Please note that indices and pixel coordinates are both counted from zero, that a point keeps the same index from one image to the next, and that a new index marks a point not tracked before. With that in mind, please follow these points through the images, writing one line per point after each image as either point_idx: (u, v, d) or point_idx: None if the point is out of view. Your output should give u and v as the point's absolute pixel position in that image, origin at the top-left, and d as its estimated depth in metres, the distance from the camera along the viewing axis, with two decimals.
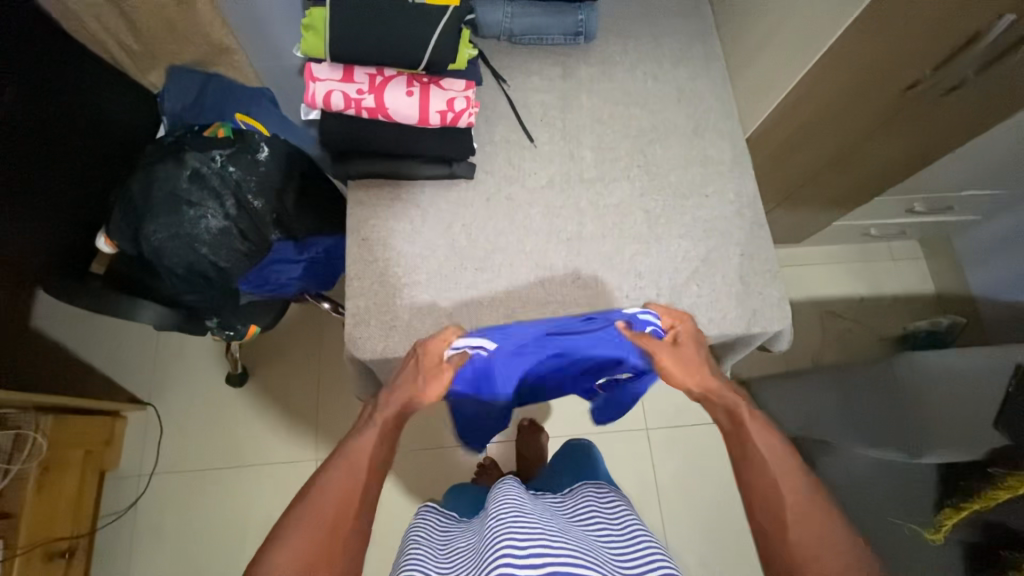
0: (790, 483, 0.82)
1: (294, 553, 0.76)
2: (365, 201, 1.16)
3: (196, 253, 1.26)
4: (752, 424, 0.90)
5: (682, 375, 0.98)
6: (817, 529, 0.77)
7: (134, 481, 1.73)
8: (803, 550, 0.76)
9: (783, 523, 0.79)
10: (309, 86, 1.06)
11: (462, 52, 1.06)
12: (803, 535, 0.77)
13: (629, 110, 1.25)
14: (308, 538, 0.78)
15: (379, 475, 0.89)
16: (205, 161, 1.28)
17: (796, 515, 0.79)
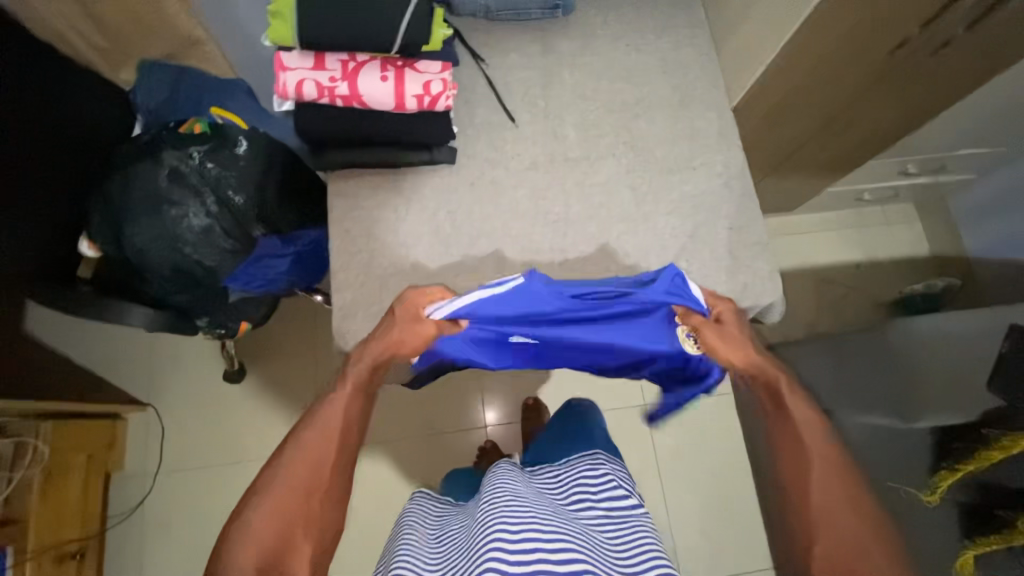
0: (804, 448, 0.90)
1: (270, 516, 0.85)
2: (347, 192, 1.14)
3: (180, 253, 1.25)
4: (791, 401, 0.94)
5: (726, 350, 0.97)
6: (834, 490, 0.85)
7: (140, 481, 1.74)
8: (819, 508, 0.84)
9: (803, 486, 0.87)
10: (280, 75, 1.01)
11: (435, 32, 1.03)
12: (821, 499, 0.85)
13: (612, 84, 1.22)
14: (282, 504, 0.85)
15: (355, 435, 0.94)
16: (183, 159, 1.28)
17: (817, 484, 0.86)
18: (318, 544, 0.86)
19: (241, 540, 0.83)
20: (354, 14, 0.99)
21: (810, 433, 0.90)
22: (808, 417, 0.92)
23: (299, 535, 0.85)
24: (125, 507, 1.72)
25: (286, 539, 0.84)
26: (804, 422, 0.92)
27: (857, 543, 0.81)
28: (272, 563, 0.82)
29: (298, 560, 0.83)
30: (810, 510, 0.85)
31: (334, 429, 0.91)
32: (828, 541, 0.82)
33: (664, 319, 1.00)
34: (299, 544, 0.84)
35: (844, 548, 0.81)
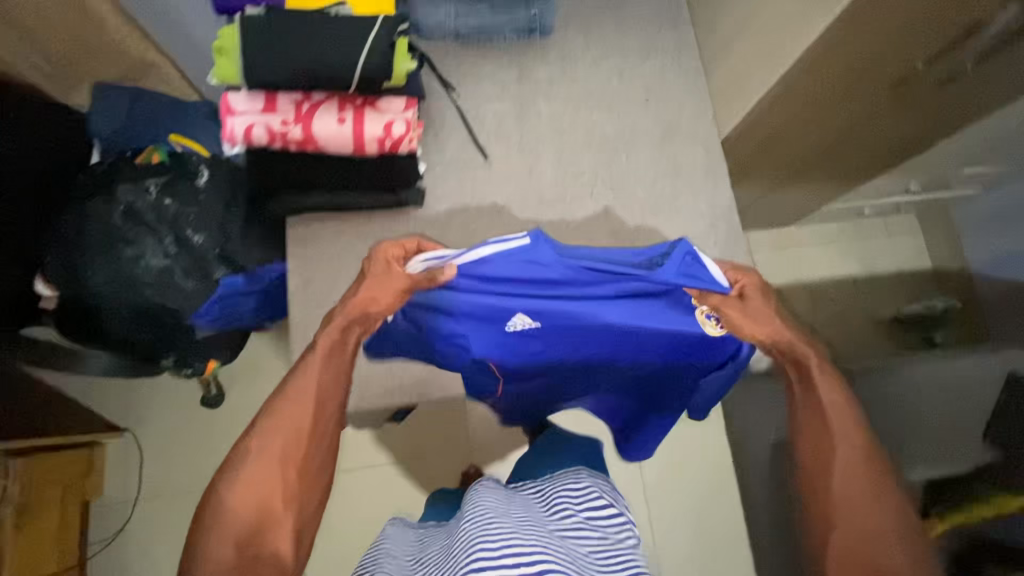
0: (825, 434, 0.87)
1: (248, 490, 0.83)
2: (308, 240, 1.08)
3: (139, 295, 1.19)
4: (820, 375, 0.89)
5: (752, 329, 0.86)
6: (855, 476, 0.83)
7: (120, 507, 1.73)
8: (842, 496, 0.83)
9: (827, 470, 0.85)
10: (227, 120, 0.93)
11: (399, 62, 0.94)
12: (843, 486, 0.83)
13: (591, 114, 1.14)
14: (260, 476, 0.84)
15: (331, 404, 0.91)
16: (139, 194, 1.21)
17: (840, 469, 0.84)
18: (300, 512, 0.86)
19: (220, 514, 0.83)
20: (306, 53, 0.91)
21: (834, 414, 0.86)
22: (831, 401, 0.88)
23: (280, 506, 0.84)
24: (107, 533, 1.70)
25: (266, 511, 0.83)
26: (828, 403, 0.88)
27: (879, 531, 0.79)
28: (252, 534, 0.82)
29: (280, 531, 0.83)
30: (831, 499, 0.84)
31: (309, 400, 0.90)
32: (851, 529, 0.81)
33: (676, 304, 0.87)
34: (280, 515, 0.83)
35: (867, 539, 0.79)
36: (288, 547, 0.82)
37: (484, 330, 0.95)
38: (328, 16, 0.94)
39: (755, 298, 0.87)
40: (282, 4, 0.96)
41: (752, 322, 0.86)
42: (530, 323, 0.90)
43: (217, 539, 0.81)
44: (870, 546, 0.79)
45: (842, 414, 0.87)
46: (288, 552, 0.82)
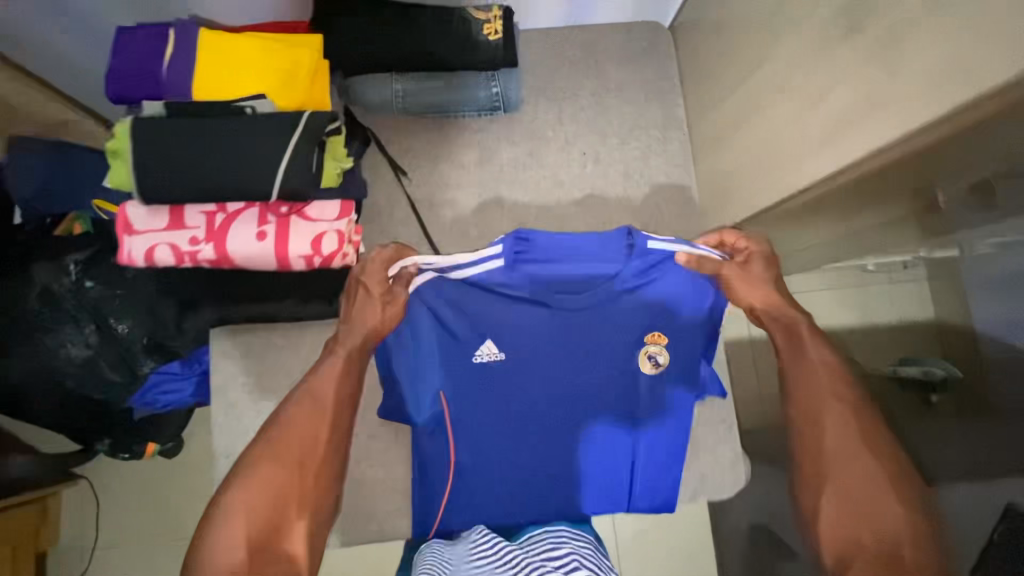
0: (817, 396, 0.68)
1: (261, 492, 0.68)
2: (233, 354, 0.95)
3: (60, 387, 1.08)
4: (813, 349, 0.71)
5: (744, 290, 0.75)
6: (848, 433, 0.64)
7: (80, 554, 1.62)
8: (840, 459, 0.63)
9: (818, 428, 0.66)
10: (124, 241, 0.79)
11: (327, 166, 0.82)
12: (840, 444, 0.64)
13: (562, 205, 1.00)
14: (275, 476, 0.70)
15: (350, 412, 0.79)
16: (56, 275, 1.06)
17: (834, 429, 0.65)
18: (313, 526, 0.71)
19: (223, 517, 0.66)
20: (212, 163, 0.77)
21: (824, 381, 0.68)
22: (822, 364, 0.69)
23: (294, 511, 0.69)
24: None
25: (279, 518, 0.68)
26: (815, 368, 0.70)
27: (877, 491, 0.60)
28: (261, 546, 0.65)
29: (294, 542, 0.67)
30: (819, 455, 0.65)
31: (327, 399, 0.77)
32: (851, 495, 0.61)
33: (657, 301, 0.84)
34: (294, 520, 0.69)
35: (865, 499, 0.60)
36: (303, 555, 0.67)
37: (453, 346, 0.86)
38: (242, 115, 0.79)
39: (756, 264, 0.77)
40: (188, 95, 0.81)
41: (749, 291, 0.76)
42: (498, 353, 0.87)
43: (218, 551, 0.63)
44: (871, 512, 0.59)
45: (833, 382, 0.68)
46: (303, 562, 0.67)
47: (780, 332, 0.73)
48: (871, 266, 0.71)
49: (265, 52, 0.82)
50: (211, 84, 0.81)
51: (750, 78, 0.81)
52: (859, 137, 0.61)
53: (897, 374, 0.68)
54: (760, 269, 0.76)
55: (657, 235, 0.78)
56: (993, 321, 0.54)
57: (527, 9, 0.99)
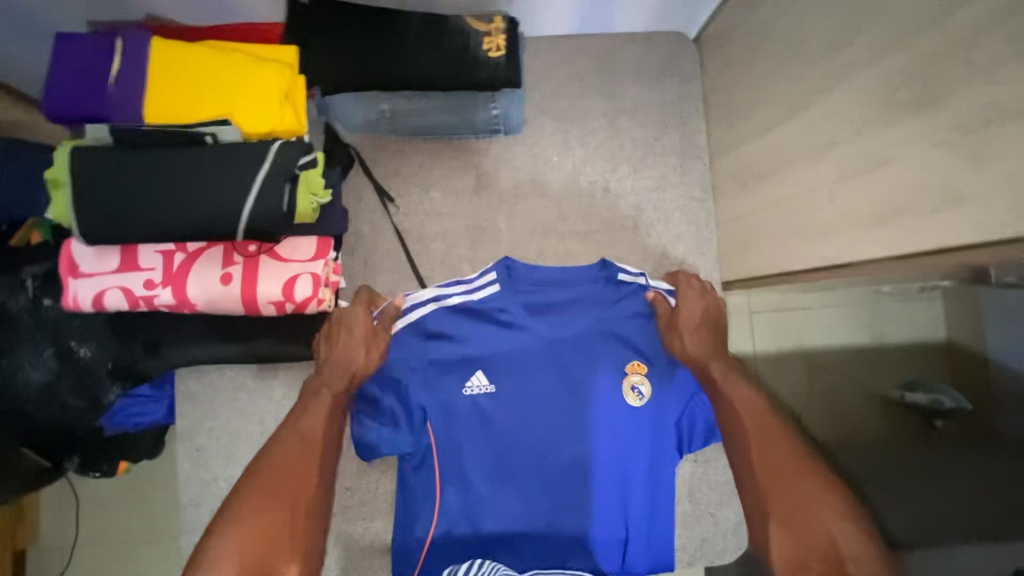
0: (756, 423, 0.71)
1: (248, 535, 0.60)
2: (199, 396, 0.87)
3: (19, 413, 1.00)
4: (733, 386, 0.77)
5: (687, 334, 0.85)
6: (776, 446, 0.67)
7: (56, 556, 1.45)
8: (767, 475, 0.65)
9: (760, 447, 0.68)
10: (70, 283, 0.70)
11: (301, 203, 0.72)
12: (769, 457, 0.67)
13: (566, 239, 0.91)
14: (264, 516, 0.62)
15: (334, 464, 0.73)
16: (12, 292, 0.98)
17: (765, 443, 0.68)
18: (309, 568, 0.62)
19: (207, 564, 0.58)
20: (163, 201, 0.67)
21: (750, 410, 0.73)
22: (744, 394, 0.75)
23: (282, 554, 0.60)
24: None
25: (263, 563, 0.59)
26: (742, 401, 0.75)
27: (808, 496, 0.61)
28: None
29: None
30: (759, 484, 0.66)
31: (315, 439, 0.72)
32: (784, 499, 0.63)
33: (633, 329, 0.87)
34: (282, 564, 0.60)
35: (796, 500, 0.62)
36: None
37: (444, 380, 0.84)
38: (202, 144, 0.69)
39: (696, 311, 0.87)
40: (141, 119, 0.71)
41: (690, 334, 0.85)
42: (487, 384, 0.86)
43: None
44: (804, 512, 0.60)
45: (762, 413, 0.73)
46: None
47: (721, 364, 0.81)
48: (886, 291, 0.76)
49: (232, 72, 0.72)
50: (169, 108, 0.71)
51: (788, 121, 0.71)
52: (924, 223, 0.53)
53: (904, 398, 0.79)
54: (695, 313, 0.87)
55: (627, 268, 0.86)
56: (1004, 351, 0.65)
57: (534, 19, 0.87)
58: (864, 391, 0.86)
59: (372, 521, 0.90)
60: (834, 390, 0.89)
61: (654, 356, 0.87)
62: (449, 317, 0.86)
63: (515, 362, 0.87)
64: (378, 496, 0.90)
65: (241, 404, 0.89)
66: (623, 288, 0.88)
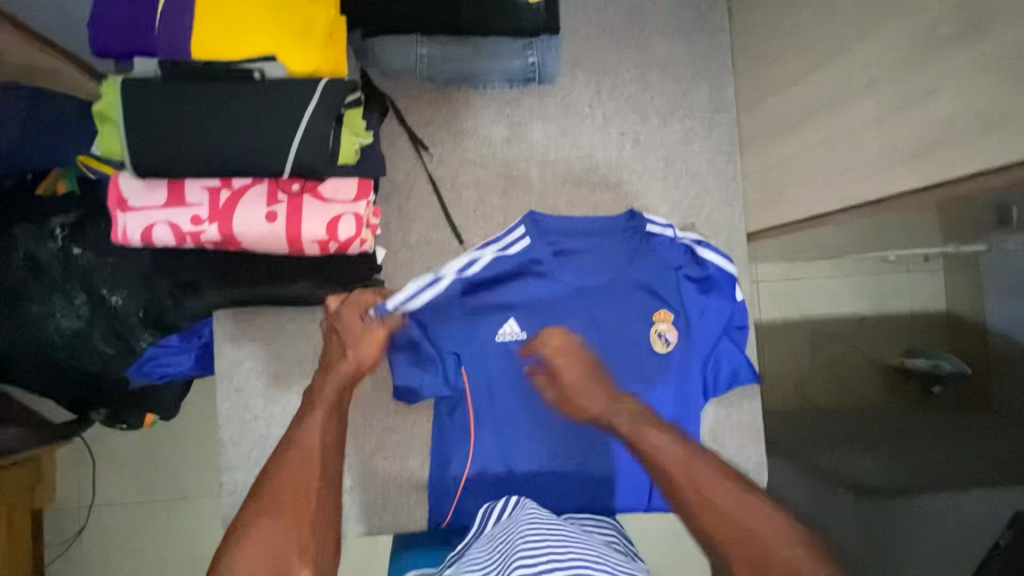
0: (685, 476, 0.69)
1: (261, 551, 0.62)
2: (237, 337, 0.89)
3: (51, 359, 1.02)
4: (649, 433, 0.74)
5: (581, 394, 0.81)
6: (711, 493, 0.67)
7: (75, 514, 1.45)
8: (715, 524, 0.65)
9: (702, 503, 0.67)
10: (118, 217, 0.72)
11: (344, 143, 0.74)
12: (715, 510, 0.66)
13: (595, 191, 0.93)
14: (271, 532, 0.64)
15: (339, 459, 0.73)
16: (42, 240, 0.99)
17: (708, 500, 0.67)
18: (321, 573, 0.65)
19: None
20: (215, 134, 0.68)
21: (673, 459, 0.71)
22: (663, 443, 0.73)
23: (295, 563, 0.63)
24: (63, 538, 1.44)
25: (281, 574, 0.62)
26: (660, 451, 0.73)
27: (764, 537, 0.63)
28: None
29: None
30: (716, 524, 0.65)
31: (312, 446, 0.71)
32: (748, 562, 0.62)
33: (663, 279, 0.90)
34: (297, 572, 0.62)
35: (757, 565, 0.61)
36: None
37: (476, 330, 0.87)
38: (250, 80, 0.70)
39: (574, 363, 0.83)
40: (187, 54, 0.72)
41: (585, 393, 0.81)
42: (520, 332, 0.88)
43: None
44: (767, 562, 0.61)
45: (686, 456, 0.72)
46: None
47: (626, 419, 0.77)
48: (892, 258, 0.72)
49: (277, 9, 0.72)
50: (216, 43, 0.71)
51: (824, 66, 0.74)
52: (969, 148, 0.56)
53: (906, 363, 0.76)
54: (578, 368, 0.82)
55: (657, 219, 0.88)
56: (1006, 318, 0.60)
57: None
58: (873, 359, 0.81)
59: (406, 462, 0.92)
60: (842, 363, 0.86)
61: (681, 306, 0.90)
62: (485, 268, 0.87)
63: (548, 309, 0.89)
64: (413, 439, 0.92)
65: (278, 347, 0.91)
66: (651, 239, 0.89)
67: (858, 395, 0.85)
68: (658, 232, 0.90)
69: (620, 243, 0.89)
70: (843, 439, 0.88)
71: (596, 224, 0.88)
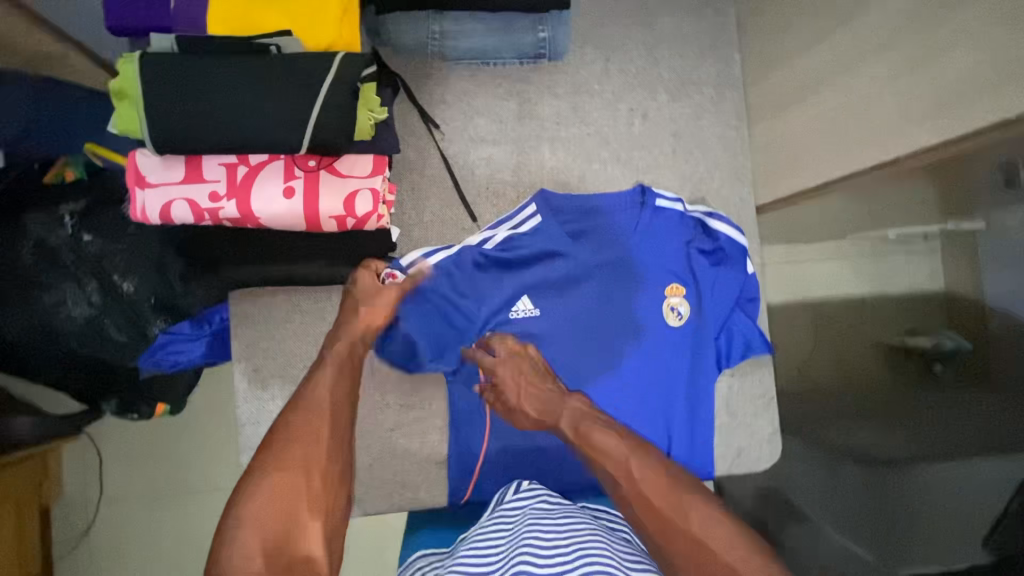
0: (626, 479, 0.69)
1: (270, 503, 0.62)
2: (254, 317, 0.90)
3: (64, 348, 1.01)
4: (595, 434, 0.75)
5: (524, 399, 0.81)
6: (650, 492, 0.67)
7: (82, 511, 1.41)
8: (654, 525, 0.65)
9: (638, 502, 0.67)
10: (137, 194, 0.72)
11: (359, 118, 0.71)
12: (652, 509, 0.66)
13: (606, 167, 0.94)
14: (283, 483, 0.64)
15: (350, 412, 0.74)
16: (52, 228, 0.98)
17: (645, 500, 0.67)
18: (329, 523, 0.65)
19: (236, 530, 0.61)
20: (235, 108, 0.68)
21: (616, 460, 0.71)
22: (609, 442, 0.73)
23: (306, 514, 0.63)
24: (70, 536, 1.40)
25: (291, 523, 0.62)
26: (606, 450, 0.73)
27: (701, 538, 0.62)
28: (280, 550, 0.60)
29: (312, 544, 0.62)
30: (659, 522, 0.65)
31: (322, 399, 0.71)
32: (688, 561, 0.61)
33: (674, 253, 0.91)
34: (308, 522, 0.63)
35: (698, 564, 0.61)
36: (322, 554, 0.62)
37: (488, 308, 0.88)
38: (267, 55, 0.70)
39: (515, 370, 0.82)
40: (202, 29, 0.72)
41: (527, 399, 0.81)
42: (533, 309, 0.89)
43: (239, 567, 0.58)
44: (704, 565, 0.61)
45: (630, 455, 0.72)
46: (322, 563, 0.62)
47: (568, 421, 0.78)
48: (891, 237, 0.73)
49: None
50: (232, 19, 0.72)
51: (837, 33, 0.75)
52: (999, 98, 0.58)
53: (905, 342, 0.75)
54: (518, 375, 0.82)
55: (666, 193, 0.89)
56: (1006, 289, 0.61)
57: None
58: (874, 340, 0.80)
59: (425, 439, 0.92)
60: (842, 343, 0.86)
61: (693, 280, 0.91)
62: (500, 247, 0.88)
63: (562, 285, 0.90)
64: (432, 417, 0.92)
65: (295, 326, 0.91)
66: (662, 214, 0.90)
67: (863, 373, 0.84)
68: (668, 206, 0.90)
69: (630, 219, 0.90)
70: (838, 418, 0.91)
71: (605, 201, 0.89)
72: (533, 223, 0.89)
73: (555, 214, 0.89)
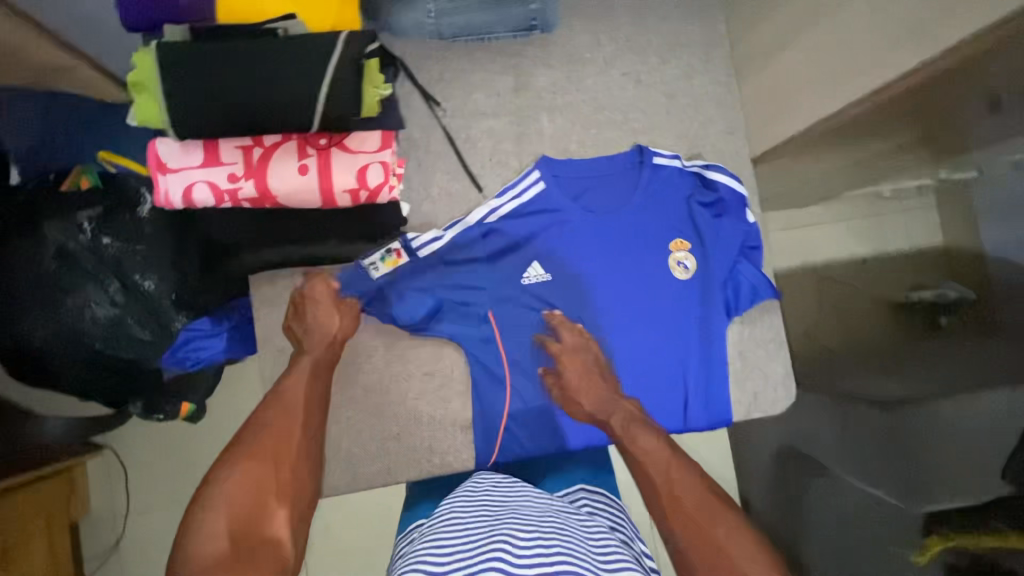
0: (665, 479, 0.71)
1: (239, 487, 0.67)
2: (275, 300, 0.93)
3: (89, 351, 1.01)
4: (642, 432, 0.78)
5: (577, 391, 0.87)
6: (684, 497, 0.68)
7: (110, 522, 1.36)
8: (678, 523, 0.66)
9: (669, 495, 0.69)
10: (161, 180, 0.77)
11: (366, 94, 0.74)
12: (682, 508, 0.67)
13: (603, 130, 0.97)
14: (254, 471, 0.70)
15: (319, 414, 0.82)
16: (71, 233, 0.99)
17: (683, 501, 0.68)
18: (296, 514, 0.70)
19: (203, 513, 0.65)
20: (247, 87, 0.71)
21: (655, 458, 0.74)
22: (652, 444, 0.76)
23: (274, 499, 0.68)
24: (95, 552, 1.35)
25: (261, 511, 0.66)
26: (648, 449, 0.76)
27: (722, 543, 0.62)
28: (245, 531, 0.64)
29: (276, 530, 0.66)
30: (686, 521, 0.66)
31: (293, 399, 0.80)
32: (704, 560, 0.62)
33: (676, 209, 0.94)
34: (275, 508, 0.68)
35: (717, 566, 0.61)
36: (290, 540, 0.66)
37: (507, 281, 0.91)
38: (274, 37, 0.74)
39: (584, 364, 0.88)
40: (210, 17, 0.77)
41: (585, 393, 0.87)
42: (543, 274, 0.92)
43: (201, 542, 0.62)
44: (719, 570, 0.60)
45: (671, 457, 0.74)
46: (290, 548, 0.65)
47: (619, 419, 0.82)
48: (885, 194, 0.82)
49: None
50: (237, 5, 0.77)
51: None
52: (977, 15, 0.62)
53: (911, 298, 0.81)
54: (579, 373, 0.87)
55: (664, 152, 0.92)
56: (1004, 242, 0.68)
57: None
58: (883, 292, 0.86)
59: (447, 407, 0.95)
60: (846, 305, 0.92)
61: (696, 235, 0.94)
62: (514, 221, 0.91)
63: (567, 248, 0.92)
64: (452, 384, 0.94)
65: None
66: (660, 173, 0.93)
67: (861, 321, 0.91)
68: (666, 163, 0.93)
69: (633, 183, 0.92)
70: (852, 366, 0.92)
71: (609, 167, 0.92)
72: (540, 193, 0.91)
73: (569, 185, 0.92)
